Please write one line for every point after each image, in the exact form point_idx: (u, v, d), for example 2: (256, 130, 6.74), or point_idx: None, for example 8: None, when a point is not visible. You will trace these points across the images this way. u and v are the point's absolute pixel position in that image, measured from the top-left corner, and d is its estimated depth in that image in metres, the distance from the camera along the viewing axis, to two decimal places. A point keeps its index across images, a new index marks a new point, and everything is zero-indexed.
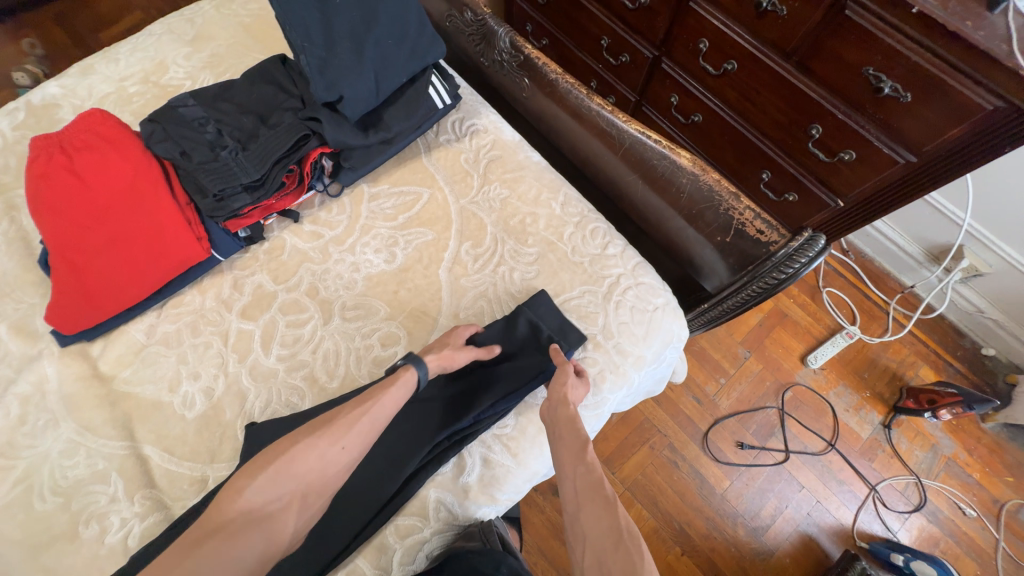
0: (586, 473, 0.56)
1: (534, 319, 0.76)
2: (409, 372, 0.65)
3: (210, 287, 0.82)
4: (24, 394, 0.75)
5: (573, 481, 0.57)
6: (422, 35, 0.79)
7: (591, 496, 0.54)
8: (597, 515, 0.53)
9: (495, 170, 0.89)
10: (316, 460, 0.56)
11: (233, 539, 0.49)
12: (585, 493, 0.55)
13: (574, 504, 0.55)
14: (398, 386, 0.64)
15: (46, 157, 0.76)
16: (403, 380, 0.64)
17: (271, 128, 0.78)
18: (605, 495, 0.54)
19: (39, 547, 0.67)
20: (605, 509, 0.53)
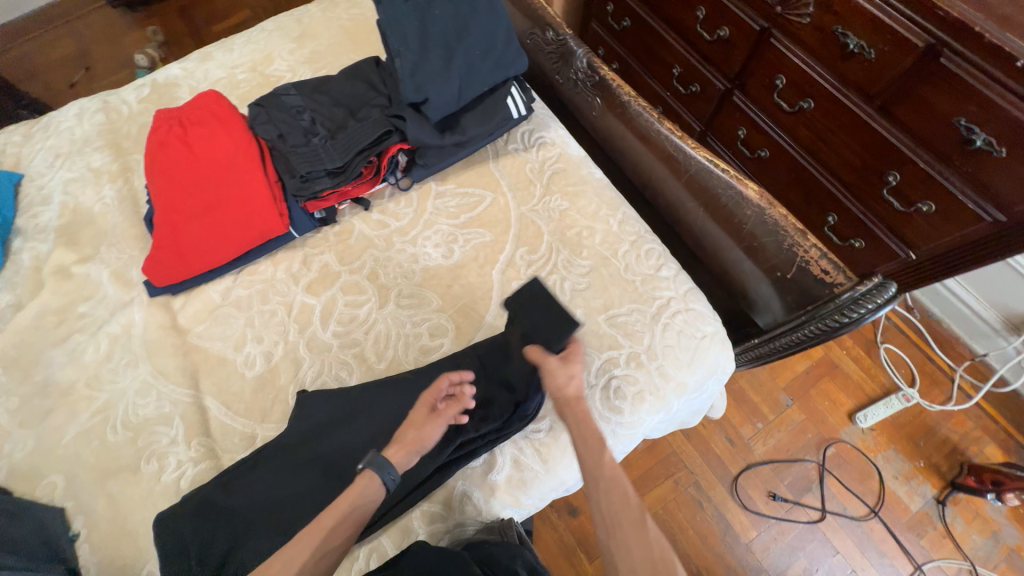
0: (620, 496, 0.57)
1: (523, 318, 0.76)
2: (366, 477, 0.62)
3: (283, 260, 0.89)
4: (113, 334, 0.84)
5: (603, 504, 0.57)
6: (508, 49, 0.83)
7: (621, 514, 0.56)
8: (636, 541, 0.54)
9: (557, 182, 0.92)
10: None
11: None
12: (618, 515, 0.56)
13: (607, 524, 0.56)
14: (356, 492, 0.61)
15: (166, 129, 0.86)
16: (361, 485, 0.61)
17: (359, 121, 0.85)
18: (642, 523, 0.55)
19: (107, 474, 0.74)
20: (642, 536, 0.54)
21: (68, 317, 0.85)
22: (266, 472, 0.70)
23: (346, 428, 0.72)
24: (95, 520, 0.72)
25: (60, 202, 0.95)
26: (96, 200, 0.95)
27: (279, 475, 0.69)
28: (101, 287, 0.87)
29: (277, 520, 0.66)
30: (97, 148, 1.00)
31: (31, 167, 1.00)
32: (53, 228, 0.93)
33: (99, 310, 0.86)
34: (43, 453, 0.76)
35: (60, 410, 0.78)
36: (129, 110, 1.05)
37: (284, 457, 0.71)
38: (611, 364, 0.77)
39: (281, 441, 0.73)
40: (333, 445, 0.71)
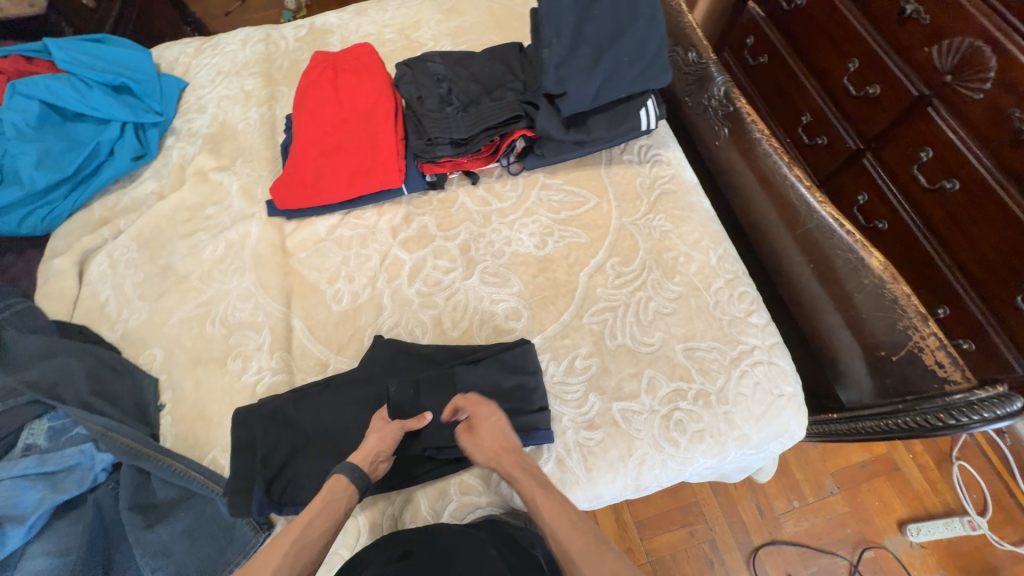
0: (570, 527, 0.57)
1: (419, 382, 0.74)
2: (337, 480, 0.62)
3: (388, 212, 0.94)
4: (230, 240, 0.92)
5: (561, 536, 0.56)
6: (657, 61, 0.80)
7: (591, 551, 0.55)
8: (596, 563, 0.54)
9: (664, 203, 0.90)
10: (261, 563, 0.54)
11: None
12: (575, 545, 0.55)
13: (565, 560, 0.56)
14: (325, 493, 0.61)
15: (320, 70, 0.94)
16: (332, 489, 0.61)
17: (492, 100, 0.87)
18: (600, 545, 0.55)
19: (197, 361, 0.82)
20: (598, 556, 0.54)
21: (197, 215, 0.95)
22: (332, 401, 0.74)
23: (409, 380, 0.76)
24: (180, 398, 0.80)
25: (212, 113, 1.06)
26: (241, 118, 1.05)
27: (342, 406, 0.74)
28: (229, 196, 0.96)
29: (334, 446, 0.71)
30: (252, 74, 1.11)
31: (196, 78, 1.12)
32: (202, 134, 1.04)
33: (222, 215, 0.94)
34: (152, 327, 0.85)
35: (172, 294, 0.87)
36: (286, 46, 1.15)
37: (348, 392, 0.75)
38: (677, 396, 0.75)
39: (348, 376, 0.77)
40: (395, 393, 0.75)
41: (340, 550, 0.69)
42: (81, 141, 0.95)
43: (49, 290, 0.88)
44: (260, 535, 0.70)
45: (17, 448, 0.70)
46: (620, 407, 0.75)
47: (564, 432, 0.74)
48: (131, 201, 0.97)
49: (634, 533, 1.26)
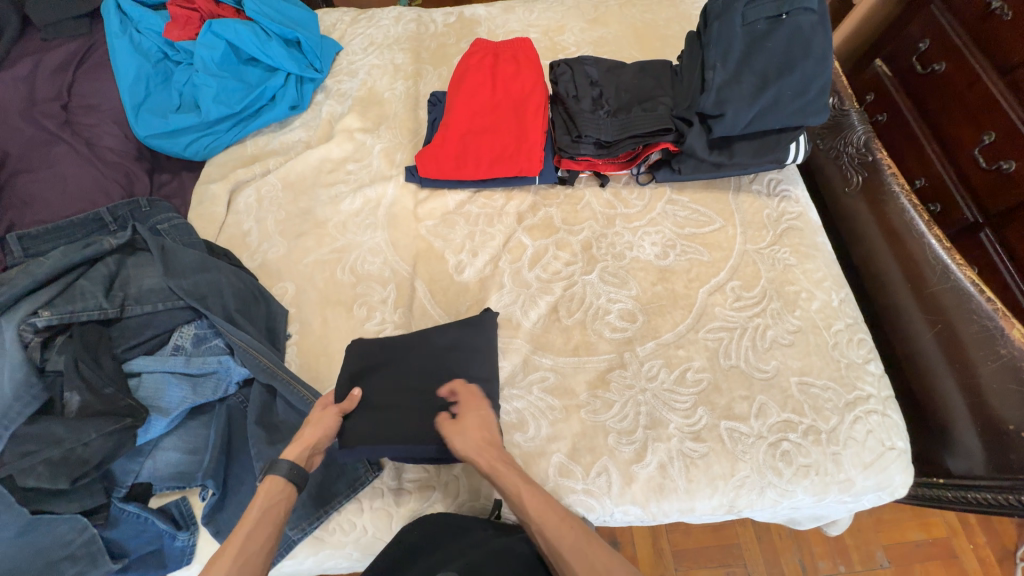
0: (549, 508, 0.61)
1: (454, 345, 0.79)
2: (271, 481, 0.62)
3: (516, 198, 0.98)
4: (368, 197, 0.97)
5: (529, 504, 0.61)
6: (818, 100, 0.82)
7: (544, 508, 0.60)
8: (560, 526, 0.59)
9: (790, 237, 0.90)
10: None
11: None
12: (553, 528, 0.59)
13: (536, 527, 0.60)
14: (268, 494, 0.61)
15: (480, 56, 1.00)
16: (280, 495, 0.61)
17: (643, 110, 0.90)
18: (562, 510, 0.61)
19: (327, 301, 0.87)
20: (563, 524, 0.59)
21: (339, 169, 1.01)
22: (401, 366, 0.78)
23: (472, 359, 0.78)
24: (307, 332, 0.85)
25: (362, 79, 1.12)
26: (386, 88, 1.11)
27: (409, 376, 0.77)
28: (370, 156, 1.02)
29: (385, 414, 0.74)
30: (402, 49, 1.17)
31: (350, 44, 1.18)
32: (351, 96, 1.10)
33: (362, 173, 1.00)
34: (288, 262, 0.91)
35: (309, 236, 0.93)
36: (434, 29, 1.21)
37: (415, 361, 0.78)
38: (787, 428, 0.75)
39: (416, 340, 0.80)
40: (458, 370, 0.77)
41: (382, 505, 0.73)
42: (250, 84, 1.02)
43: (201, 211, 0.95)
44: (370, 475, 0.73)
45: (168, 346, 0.76)
46: (728, 426, 0.76)
47: (669, 439, 0.75)
48: (280, 145, 1.04)
49: (668, 563, 1.15)
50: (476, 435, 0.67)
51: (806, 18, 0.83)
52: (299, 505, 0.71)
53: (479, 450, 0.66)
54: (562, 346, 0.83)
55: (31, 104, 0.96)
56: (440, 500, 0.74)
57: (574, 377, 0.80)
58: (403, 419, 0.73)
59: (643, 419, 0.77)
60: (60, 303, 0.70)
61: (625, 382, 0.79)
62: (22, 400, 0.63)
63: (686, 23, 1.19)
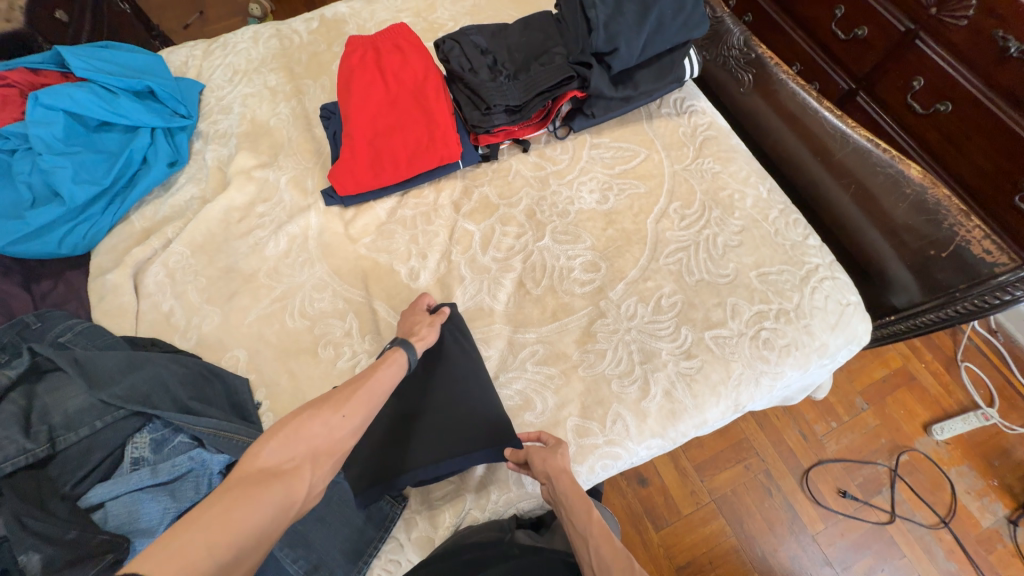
0: (609, 540, 0.62)
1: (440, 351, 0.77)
2: (399, 353, 0.65)
3: (446, 187, 0.94)
4: (292, 234, 0.89)
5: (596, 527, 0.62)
6: (696, 12, 0.85)
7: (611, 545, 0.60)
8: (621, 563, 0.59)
9: (709, 147, 0.95)
10: (321, 426, 0.51)
11: (252, 487, 0.44)
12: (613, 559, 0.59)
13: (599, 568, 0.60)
14: (392, 362, 0.64)
15: (360, 54, 0.93)
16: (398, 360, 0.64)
17: (541, 65, 0.89)
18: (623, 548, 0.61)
19: (287, 354, 0.81)
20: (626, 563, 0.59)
21: (249, 215, 0.92)
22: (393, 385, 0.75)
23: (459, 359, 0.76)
24: (278, 393, 0.78)
25: (239, 112, 1.01)
26: (271, 115, 1.01)
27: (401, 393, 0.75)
28: (278, 190, 0.94)
29: (389, 441, 0.71)
30: (271, 70, 1.07)
31: (212, 79, 1.06)
32: (234, 134, 0.99)
33: (276, 211, 0.92)
34: (228, 329, 0.83)
35: (242, 293, 0.85)
36: (299, 39, 1.12)
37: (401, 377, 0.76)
38: (761, 317, 0.81)
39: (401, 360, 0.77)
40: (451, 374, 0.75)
41: (421, 532, 0.70)
42: (112, 152, 0.90)
43: (107, 306, 0.83)
44: (398, 508, 0.71)
45: (125, 463, 0.67)
46: (712, 335, 0.80)
47: (666, 366, 0.78)
48: (172, 209, 0.92)
49: (693, 478, 1.20)
50: (561, 456, 0.67)
51: None
52: (335, 566, 0.67)
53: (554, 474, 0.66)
54: (542, 316, 0.83)
55: None
56: (477, 507, 0.72)
57: (562, 341, 0.81)
58: (408, 443, 0.70)
59: (637, 355, 0.79)
60: None
61: (609, 329, 0.81)
62: None
63: None
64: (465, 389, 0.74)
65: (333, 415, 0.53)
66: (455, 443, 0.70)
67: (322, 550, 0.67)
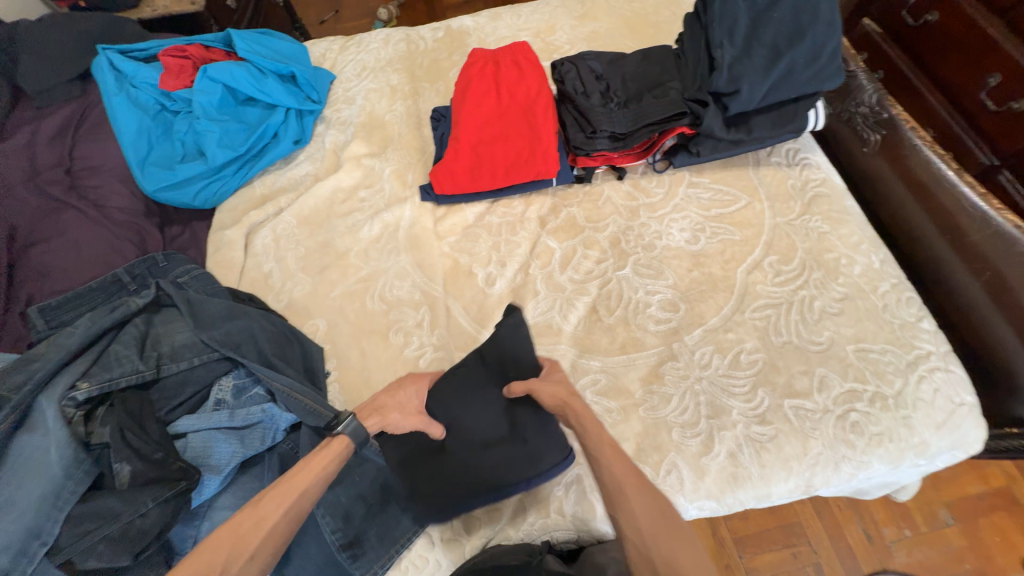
0: (622, 461, 0.53)
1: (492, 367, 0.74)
2: (341, 443, 0.60)
3: (535, 202, 0.96)
4: (386, 222, 0.95)
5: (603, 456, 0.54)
6: (831, 64, 0.81)
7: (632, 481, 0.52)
8: (638, 494, 0.51)
9: (819, 205, 0.89)
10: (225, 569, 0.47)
11: None
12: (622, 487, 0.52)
13: (615, 493, 0.52)
14: (330, 459, 0.59)
15: (481, 65, 0.98)
16: (338, 451, 0.60)
17: (654, 97, 0.89)
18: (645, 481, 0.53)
19: (362, 333, 0.85)
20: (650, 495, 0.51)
21: (352, 197, 0.99)
22: (442, 406, 0.73)
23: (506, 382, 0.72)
24: (346, 367, 0.83)
25: (360, 104, 1.10)
26: (387, 111, 1.09)
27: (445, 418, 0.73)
28: (381, 180, 1.00)
29: (438, 461, 0.71)
30: (395, 70, 1.16)
31: (343, 72, 1.17)
32: (353, 123, 1.08)
33: (376, 198, 0.98)
34: (314, 298, 0.89)
35: (332, 268, 0.91)
36: (424, 45, 1.20)
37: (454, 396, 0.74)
38: (853, 397, 0.73)
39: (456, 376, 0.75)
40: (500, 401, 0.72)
41: (455, 535, 0.71)
42: (251, 124, 1.01)
43: (219, 258, 0.93)
44: None
45: (209, 402, 0.74)
46: (792, 404, 0.73)
47: (734, 426, 0.73)
48: (289, 181, 1.02)
49: (731, 551, 1.11)
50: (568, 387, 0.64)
51: None
52: (370, 547, 0.69)
53: (563, 398, 0.62)
54: (609, 346, 0.81)
55: (35, 174, 0.93)
56: (513, 523, 0.71)
57: (626, 375, 0.78)
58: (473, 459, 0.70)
59: (704, 408, 0.74)
60: (97, 371, 0.68)
61: (679, 374, 0.77)
62: (75, 477, 0.61)
63: (676, 6, 1.18)
64: (513, 404, 0.72)
65: (236, 558, 0.48)
66: (508, 469, 0.68)
67: (360, 528, 0.69)
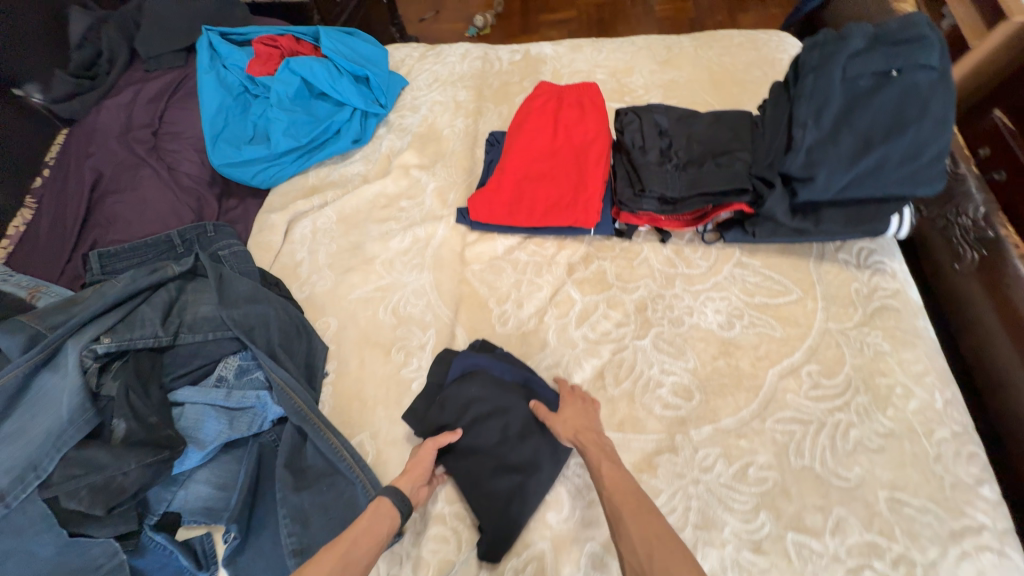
0: (626, 488, 0.60)
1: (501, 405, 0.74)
2: (384, 501, 0.64)
3: (568, 247, 0.93)
4: (417, 236, 0.96)
5: (606, 476, 0.61)
6: (933, 167, 0.70)
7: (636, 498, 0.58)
8: (641, 513, 0.56)
9: (883, 319, 0.78)
10: None
11: None
12: (625, 501, 0.58)
13: (614, 516, 0.58)
14: (382, 522, 0.61)
15: (544, 99, 0.97)
16: (387, 516, 0.62)
17: (717, 165, 0.82)
18: (646, 503, 0.58)
19: (366, 342, 0.86)
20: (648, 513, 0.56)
21: (392, 205, 1.01)
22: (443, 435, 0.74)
23: (520, 405, 0.75)
24: (344, 372, 0.84)
25: (423, 114, 1.13)
26: (447, 125, 1.11)
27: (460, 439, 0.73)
28: (423, 193, 1.01)
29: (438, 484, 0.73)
30: (465, 86, 1.17)
31: (416, 80, 1.20)
32: (411, 132, 1.10)
33: (414, 211, 0.99)
34: (333, 296, 0.91)
35: (356, 271, 0.93)
36: (499, 66, 1.21)
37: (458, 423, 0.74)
38: (872, 553, 0.63)
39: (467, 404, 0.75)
40: (513, 419, 0.74)
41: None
42: (318, 117, 1.05)
43: (259, 239, 0.98)
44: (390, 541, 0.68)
45: (212, 377, 0.78)
46: (797, 540, 0.65)
47: (722, 546, 0.65)
48: (340, 177, 1.06)
49: None
50: (580, 415, 0.71)
51: (924, 75, 0.70)
52: None
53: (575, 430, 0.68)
54: (606, 418, 0.76)
55: (127, 130, 1.04)
56: None
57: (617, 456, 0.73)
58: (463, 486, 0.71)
59: (693, 516, 0.67)
60: (121, 329, 0.73)
61: (674, 470, 0.71)
62: (77, 423, 0.66)
63: (769, 66, 1.10)
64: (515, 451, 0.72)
65: None
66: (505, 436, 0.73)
67: (313, 540, 0.68)
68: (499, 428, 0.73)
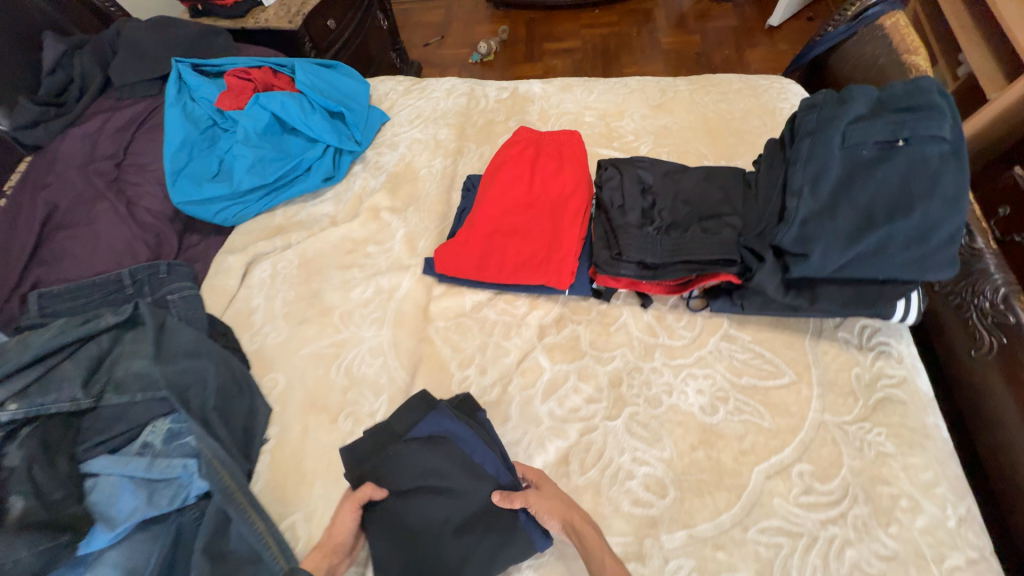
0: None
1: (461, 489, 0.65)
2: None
3: (541, 307, 0.85)
4: (380, 287, 0.89)
5: (607, 566, 0.56)
6: (944, 251, 0.62)
7: None
8: None
9: (887, 412, 0.69)
10: None
11: None
12: None
13: None
14: None
15: (520, 147, 0.92)
16: None
17: (703, 231, 0.75)
18: None
19: (313, 405, 0.79)
20: None
21: (358, 250, 0.94)
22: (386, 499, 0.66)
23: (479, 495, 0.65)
24: (285, 439, 0.76)
25: (401, 153, 1.07)
26: (424, 165, 1.05)
27: (397, 509, 0.65)
28: (392, 239, 0.95)
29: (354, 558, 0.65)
30: (447, 124, 1.11)
31: (398, 115, 1.15)
32: (387, 171, 1.05)
33: (381, 258, 0.93)
34: (284, 350, 0.84)
35: (312, 323, 0.86)
36: (485, 104, 1.16)
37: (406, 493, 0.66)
38: None
39: (423, 474, 0.66)
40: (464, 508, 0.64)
41: None
42: (289, 154, 1.01)
43: (214, 282, 0.92)
44: None
45: (136, 443, 0.70)
46: None
47: None
48: (307, 217, 1.00)
49: None
50: (552, 501, 0.62)
51: (933, 147, 0.63)
52: None
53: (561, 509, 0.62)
54: None
55: (90, 161, 0.99)
56: None
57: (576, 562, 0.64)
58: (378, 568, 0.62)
59: None
60: (34, 393, 0.67)
61: None
62: None
63: (769, 115, 1.03)
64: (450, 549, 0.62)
65: None
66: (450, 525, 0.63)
67: None
68: (446, 514, 0.64)
